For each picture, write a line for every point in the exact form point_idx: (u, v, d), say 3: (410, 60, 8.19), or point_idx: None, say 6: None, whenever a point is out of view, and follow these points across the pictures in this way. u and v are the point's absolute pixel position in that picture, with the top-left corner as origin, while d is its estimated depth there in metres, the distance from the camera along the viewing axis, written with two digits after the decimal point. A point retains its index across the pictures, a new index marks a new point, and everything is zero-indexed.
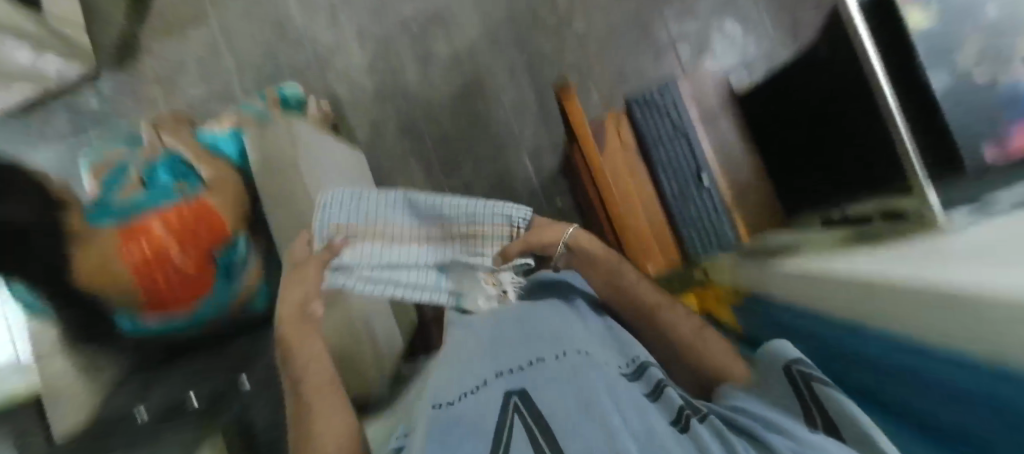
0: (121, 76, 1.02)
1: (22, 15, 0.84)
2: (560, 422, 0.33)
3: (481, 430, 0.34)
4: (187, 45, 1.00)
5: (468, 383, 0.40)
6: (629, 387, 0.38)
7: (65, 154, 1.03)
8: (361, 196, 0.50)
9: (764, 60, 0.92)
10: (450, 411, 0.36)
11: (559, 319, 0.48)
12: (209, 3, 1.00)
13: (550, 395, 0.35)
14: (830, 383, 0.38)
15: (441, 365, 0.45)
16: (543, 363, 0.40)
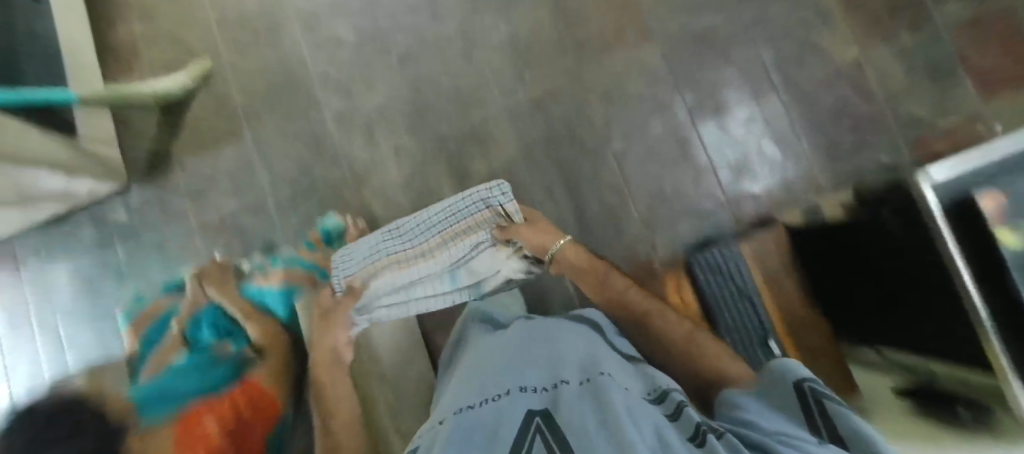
0: (151, 189, 0.98)
1: (55, 142, 0.81)
2: (576, 435, 0.39)
3: (503, 440, 0.40)
4: (219, 159, 0.97)
5: (493, 392, 0.48)
6: (646, 407, 0.43)
7: (89, 268, 0.99)
8: (362, 246, 0.66)
9: (808, 182, 0.90)
10: (480, 418, 0.44)
11: (586, 350, 0.55)
12: (243, 116, 0.97)
13: (569, 412, 0.41)
14: (839, 401, 0.41)
15: (474, 379, 0.53)
16: (567, 387, 0.46)
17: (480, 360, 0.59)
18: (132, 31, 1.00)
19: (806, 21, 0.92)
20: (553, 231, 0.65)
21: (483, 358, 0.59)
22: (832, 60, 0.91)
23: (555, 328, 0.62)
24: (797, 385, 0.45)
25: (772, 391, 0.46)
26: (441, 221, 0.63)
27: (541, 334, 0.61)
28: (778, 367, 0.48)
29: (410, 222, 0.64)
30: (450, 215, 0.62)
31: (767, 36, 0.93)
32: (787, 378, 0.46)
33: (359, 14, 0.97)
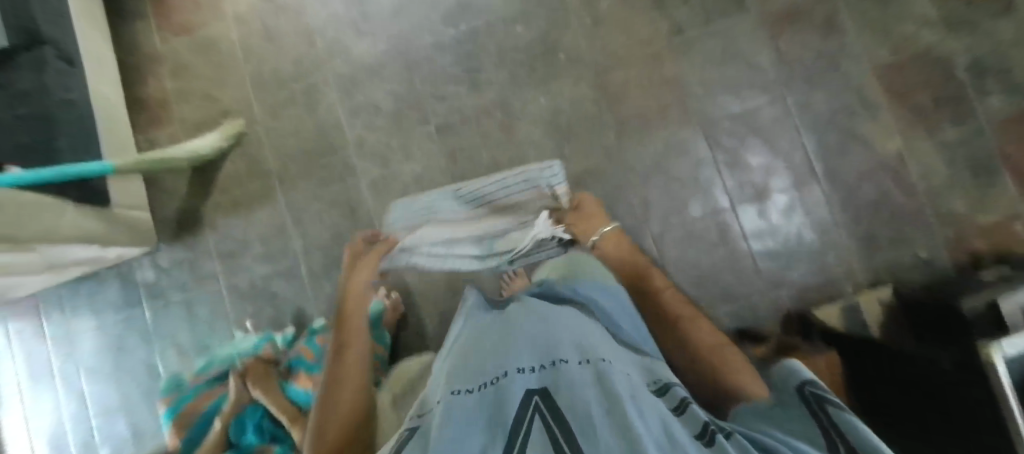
0: (181, 249, 0.96)
1: (82, 213, 0.78)
2: (578, 416, 0.29)
3: (501, 425, 0.30)
4: (251, 222, 0.95)
5: (487, 376, 0.38)
6: (651, 398, 0.34)
7: (113, 327, 0.96)
8: (424, 202, 0.89)
9: (846, 273, 0.89)
10: (467, 402, 0.34)
11: (580, 331, 0.47)
12: (277, 178, 0.95)
13: (578, 397, 0.31)
14: (845, 407, 0.33)
15: (461, 363, 0.43)
16: (567, 367, 0.37)
17: (460, 347, 0.50)
18: (163, 88, 0.98)
19: (849, 108, 0.92)
20: (604, 218, 0.80)
21: (473, 341, 0.49)
22: (875, 151, 0.92)
23: (552, 308, 0.53)
24: (800, 392, 0.37)
25: (780, 404, 0.38)
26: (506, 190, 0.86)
27: (539, 311, 0.51)
28: (788, 371, 0.41)
29: (476, 191, 0.87)
30: (506, 190, 0.86)
31: (810, 122, 0.93)
32: (793, 384, 0.39)
33: (399, 79, 0.96)
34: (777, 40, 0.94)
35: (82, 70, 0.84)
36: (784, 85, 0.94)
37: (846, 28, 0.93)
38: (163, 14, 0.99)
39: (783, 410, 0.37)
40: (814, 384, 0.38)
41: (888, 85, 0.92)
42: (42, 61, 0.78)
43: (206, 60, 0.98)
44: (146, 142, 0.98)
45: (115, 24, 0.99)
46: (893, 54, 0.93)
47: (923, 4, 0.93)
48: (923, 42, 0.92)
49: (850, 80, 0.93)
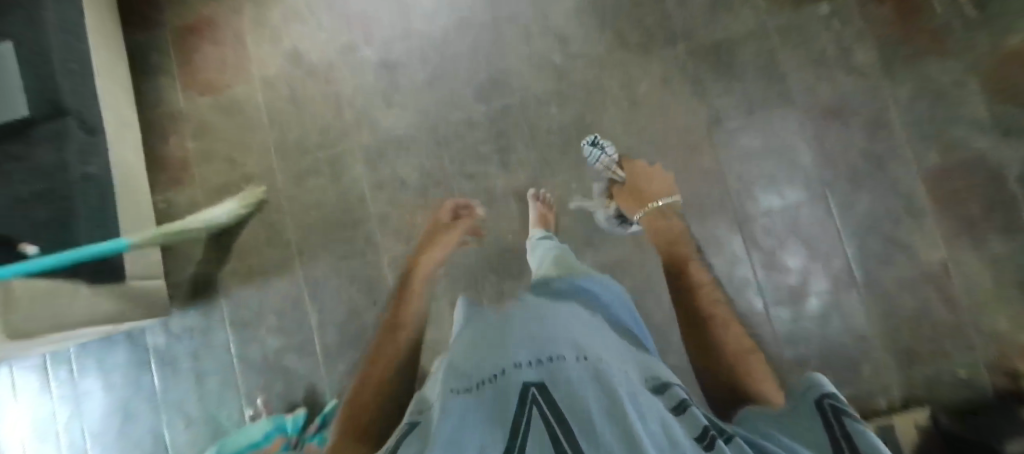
0: (194, 314, 0.93)
1: (89, 292, 0.74)
2: (576, 415, 0.33)
3: (503, 421, 0.35)
4: (266, 293, 0.92)
5: (490, 371, 0.43)
6: (643, 395, 0.38)
7: (119, 391, 0.93)
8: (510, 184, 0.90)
9: (881, 388, 0.85)
10: (474, 400, 0.38)
11: (583, 330, 0.50)
12: (296, 249, 0.93)
13: (572, 392, 0.36)
14: (863, 420, 0.30)
15: (468, 359, 0.48)
16: (565, 360, 0.41)
17: (468, 342, 0.55)
18: (185, 148, 0.95)
19: (892, 213, 0.88)
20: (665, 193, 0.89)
21: (479, 338, 0.53)
22: (918, 260, 0.87)
23: (553, 306, 0.57)
24: (816, 402, 0.34)
25: (792, 415, 0.35)
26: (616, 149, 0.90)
27: (541, 310, 0.55)
28: (810, 379, 0.37)
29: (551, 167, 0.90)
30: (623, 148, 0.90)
31: (851, 225, 0.88)
32: (810, 393, 0.36)
33: (426, 154, 0.93)
34: (816, 135, 0.89)
35: (104, 136, 0.82)
36: (824, 183, 0.89)
37: (894, 128, 0.89)
38: (189, 71, 0.96)
39: (793, 421, 0.34)
40: (836, 396, 0.34)
41: (936, 189, 0.88)
42: (62, 130, 0.75)
43: (230, 121, 0.95)
44: (163, 202, 0.94)
45: (140, 78, 0.97)
46: (941, 159, 0.88)
47: (976, 106, 0.88)
48: (975, 147, 0.87)
49: (897, 183, 0.88)
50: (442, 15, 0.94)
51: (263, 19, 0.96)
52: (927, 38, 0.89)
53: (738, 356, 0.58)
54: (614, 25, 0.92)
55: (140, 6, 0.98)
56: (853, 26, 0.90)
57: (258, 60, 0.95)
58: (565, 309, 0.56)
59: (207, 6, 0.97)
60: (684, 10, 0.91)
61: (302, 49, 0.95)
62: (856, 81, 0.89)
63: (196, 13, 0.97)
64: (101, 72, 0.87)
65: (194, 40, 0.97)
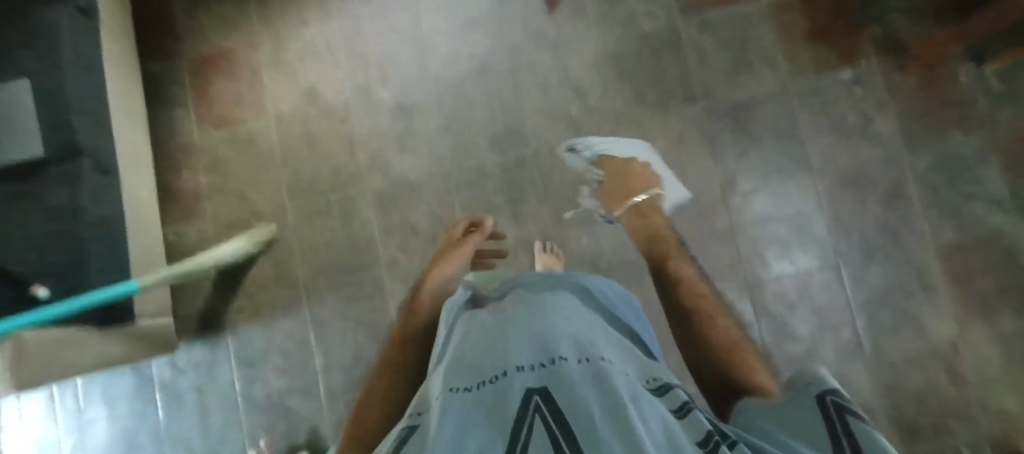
0: (200, 350, 0.94)
1: (95, 336, 0.73)
2: (579, 425, 0.29)
3: (498, 430, 0.31)
4: (273, 332, 0.93)
5: (487, 374, 0.39)
6: (645, 396, 0.35)
7: (124, 422, 0.94)
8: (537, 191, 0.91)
9: None
10: (469, 403, 0.35)
11: (582, 329, 0.47)
12: (304, 290, 0.93)
13: (575, 396, 0.32)
14: (868, 419, 0.28)
15: (460, 356, 0.44)
16: (566, 363, 0.38)
17: (459, 337, 0.51)
18: (198, 182, 0.95)
19: (905, 287, 0.85)
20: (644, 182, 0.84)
21: (470, 334, 0.50)
22: (927, 336, 0.84)
23: (547, 301, 0.53)
24: (819, 400, 0.31)
25: (789, 408, 0.33)
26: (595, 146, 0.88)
27: (537, 308, 0.51)
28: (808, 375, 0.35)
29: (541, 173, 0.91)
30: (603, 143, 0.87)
31: (862, 298, 0.86)
32: (811, 388, 0.33)
33: (438, 201, 0.92)
34: (831, 205, 0.87)
35: (117, 175, 0.82)
36: (837, 255, 0.87)
37: (912, 200, 0.86)
38: (205, 103, 0.96)
39: (792, 416, 0.32)
40: (840, 394, 0.32)
41: (948, 266, 0.85)
42: (77, 174, 0.75)
43: (244, 157, 0.94)
44: (173, 233, 0.94)
45: (155, 107, 0.97)
46: (957, 235, 0.86)
47: (995, 183, 0.86)
48: (992, 225, 0.85)
49: (912, 257, 0.86)
50: (460, 61, 0.93)
51: (281, 55, 0.95)
52: (947, 108, 0.87)
53: (732, 347, 0.51)
54: (635, 80, 0.90)
55: (159, 34, 0.97)
56: (875, 94, 0.88)
57: (274, 97, 0.95)
58: (561, 306, 0.52)
59: (225, 38, 0.96)
60: (706, 68, 0.90)
61: (317, 88, 0.94)
62: (876, 151, 0.87)
63: (214, 45, 0.96)
64: (117, 105, 0.86)
65: (211, 72, 0.96)
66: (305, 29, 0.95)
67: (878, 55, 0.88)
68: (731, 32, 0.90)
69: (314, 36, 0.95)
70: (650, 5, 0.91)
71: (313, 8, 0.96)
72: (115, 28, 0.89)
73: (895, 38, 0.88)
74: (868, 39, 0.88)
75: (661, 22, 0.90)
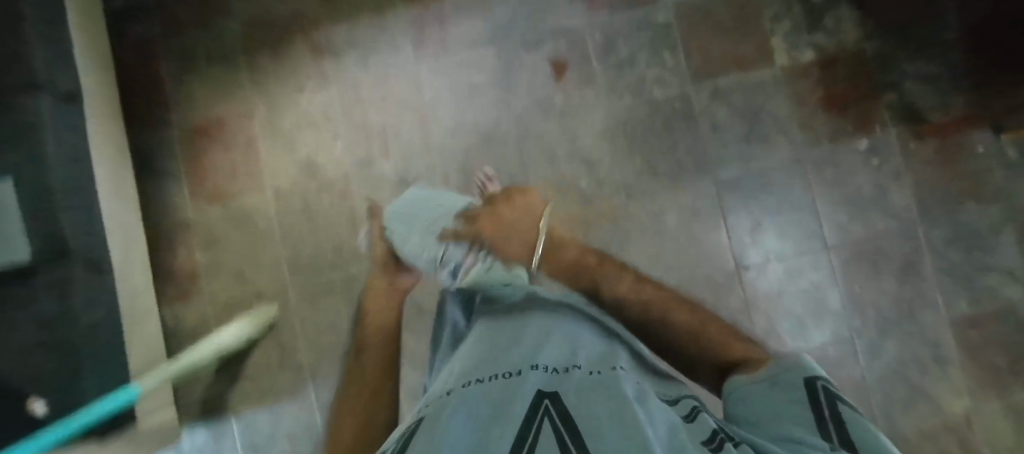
0: (204, 434, 0.91)
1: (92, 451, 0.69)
2: (589, 422, 0.31)
3: (510, 416, 0.33)
4: (278, 415, 0.91)
5: (503, 368, 0.42)
6: (653, 404, 0.36)
7: None
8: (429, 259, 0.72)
9: None
10: (483, 397, 0.37)
11: (593, 339, 0.49)
12: (309, 371, 0.90)
13: (586, 400, 0.34)
14: (855, 408, 0.35)
15: (474, 357, 0.46)
16: (577, 373, 0.40)
17: (473, 338, 0.52)
18: (194, 260, 0.91)
19: (920, 361, 0.84)
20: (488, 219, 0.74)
21: (485, 334, 0.52)
22: (941, 411, 0.83)
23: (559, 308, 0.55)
24: (806, 381, 0.38)
25: (778, 379, 0.40)
26: (427, 219, 0.77)
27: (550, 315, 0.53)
28: (790, 359, 0.42)
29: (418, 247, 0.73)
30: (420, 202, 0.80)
31: (878, 373, 0.84)
32: (794, 372, 0.40)
33: None
34: (845, 280, 0.85)
35: (110, 271, 0.77)
36: (852, 329, 0.84)
37: (927, 272, 0.84)
38: (199, 176, 0.91)
39: (780, 394, 0.38)
40: (823, 380, 0.39)
41: (964, 340, 0.84)
42: (69, 277, 0.69)
43: (239, 233, 0.90)
44: (172, 317, 0.91)
45: (145, 182, 0.92)
46: (971, 308, 0.84)
47: (1009, 253, 0.84)
48: (1006, 297, 0.84)
49: (927, 332, 0.84)
50: (464, 131, 0.89)
51: (275, 124, 0.90)
52: (969, 179, 0.85)
53: (700, 333, 0.54)
54: (645, 149, 0.87)
55: (145, 103, 0.92)
56: (891, 164, 0.86)
57: (271, 170, 0.90)
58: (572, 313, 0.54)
59: (216, 108, 0.91)
60: (719, 137, 0.87)
61: (315, 159, 0.90)
62: (891, 223, 0.85)
63: (205, 115, 0.91)
64: (105, 190, 0.82)
65: (203, 144, 0.91)
66: (302, 96, 0.90)
67: (895, 125, 0.86)
68: (745, 101, 0.87)
69: (310, 105, 0.90)
70: (661, 72, 0.87)
71: (309, 74, 0.90)
72: (97, 105, 0.84)
73: (913, 108, 0.86)
74: (885, 108, 0.86)
75: (673, 91, 0.87)
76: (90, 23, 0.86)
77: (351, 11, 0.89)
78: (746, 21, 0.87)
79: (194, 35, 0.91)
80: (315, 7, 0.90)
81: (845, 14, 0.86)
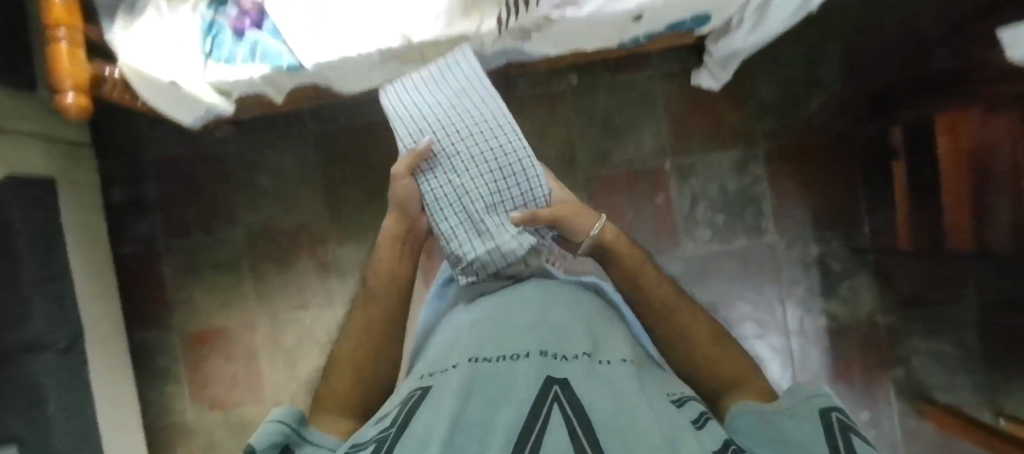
0: None
1: None
2: (601, 424, 0.30)
3: (519, 404, 0.33)
4: None
5: (511, 350, 0.41)
6: (659, 403, 0.35)
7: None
8: (466, 213, 0.53)
9: None
10: (486, 382, 0.36)
11: (593, 318, 0.48)
12: None
13: (595, 392, 0.34)
14: (871, 442, 0.29)
15: (484, 330, 0.46)
16: (583, 362, 0.39)
17: (488, 303, 0.51)
18: None
19: None
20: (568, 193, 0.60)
21: (488, 307, 0.50)
22: None
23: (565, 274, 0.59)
24: (822, 412, 0.33)
25: (786, 416, 0.35)
26: (469, 193, 0.52)
27: (554, 290, 0.52)
28: (806, 388, 0.37)
29: (453, 192, 0.53)
30: (461, 157, 0.53)
31: None
32: (812, 399, 0.35)
33: None
34: None
35: None
36: None
37: None
38: (201, 383, 0.91)
39: (790, 427, 0.33)
40: (841, 412, 0.33)
41: None
42: None
43: (236, 440, 0.90)
44: None
45: (149, 381, 0.91)
46: None
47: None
48: None
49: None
50: None
51: (279, 337, 0.89)
52: None
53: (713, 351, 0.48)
54: None
55: (150, 303, 0.92)
56: (885, 440, 0.86)
57: (272, 383, 0.90)
58: (579, 294, 0.53)
59: (218, 318, 0.90)
60: None
61: (315, 378, 0.88)
62: None
63: (208, 322, 0.91)
64: (107, 416, 0.81)
65: (207, 350, 0.91)
66: (307, 311, 0.89)
67: (897, 399, 0.85)
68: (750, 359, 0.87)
69: (313, 321, 0.89)
70: None
71: (314, 291, 0.89)
72: (100, 326, 0.83)
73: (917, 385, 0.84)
74: (890, 380, 0.85)
75: None
76: (95, 233, 0.86)
77: (359, 228, 0.88)
78: (760, 280, 0.85)
79: (198, 238, 0.90)
80: (324, 222, 0.88)
81: (863, 286, 0.84)
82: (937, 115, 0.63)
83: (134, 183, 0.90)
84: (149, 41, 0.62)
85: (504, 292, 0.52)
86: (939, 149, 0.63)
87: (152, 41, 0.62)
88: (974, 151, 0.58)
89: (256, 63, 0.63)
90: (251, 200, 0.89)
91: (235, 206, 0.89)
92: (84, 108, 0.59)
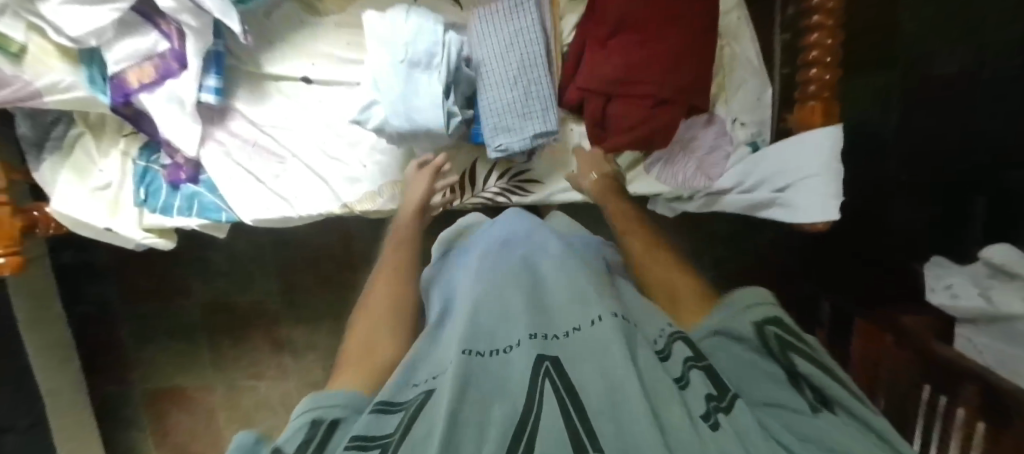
0: None
1: None
2: (595, 403, 0.24)
3: (510, 402, 0.25)
4: None
5: (500, 336, 0.31)
6: (650, 360, 0.28)
7: None
8: (497, 125, 0.53)
9: None
10: (481, 375, 0.27)
11: (577, 269, 0.37)
12: None
13: (592, 365, 0.26)
14: (818, 359, 0.31)
15: (467, 299, 0.35)
16: (576, 329, 0.30)
17: (478, 269, 0.40)
18: None
19: None
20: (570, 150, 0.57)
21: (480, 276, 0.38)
22: None
23: (532, 221, 0.47)
24: (757, 329, 0.32)
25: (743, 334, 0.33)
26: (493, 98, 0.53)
27: (547, 251, 0.40)
28: (750, 292, 0.35)
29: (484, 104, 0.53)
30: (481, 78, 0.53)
31: None
32: (759, 305, 0.34)
33: None
34: None
35: None
36: None
37: None
38: (162, 433, 0.95)
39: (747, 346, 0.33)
40: (785, 322, 0.33)
41: None
42: None
43: None
44: None
45: (112, 428, 0.96)
46: None
47: None
48: None
49: None
50: None
51: (235, 401, 0.93)
52: None
53: (658, 264, 0.43)
54: None
55: (107, 358, 0.94)
56: None
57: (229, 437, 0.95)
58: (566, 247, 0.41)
59: (176, 378, 0.94)
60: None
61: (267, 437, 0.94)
62: None
63: (167, 381, 0.94)
64: None
65: (165, 405, 0.95)
66: (260, 380, 0.93)
67: None
68: None
69: (264, 388, 0.93)
70: None
71: (267, 365, 0.92)
72: (60, 404, 0.82)
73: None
74: None
75: None
76: (48, 307, 0.81)
77: (310, 313, 0.91)
78: None
79: (153, 305, 0.92)
80: (275, 303, 0.91)
81: None
82: (857, 319, 0.68)
83: (84, 246, 0.89)
84: (79, 181, 0.60)
85: (490, 257, 0.41)
86: (856, 347, 0.67)
87: (80, 181, 0.60)
88: (872, 361, 0.65)
89: (192, 215, 0.60)
90: (202, 273, 0.90)
91: (189, 280, 0.91)
92: (15, 265, 0.58)
